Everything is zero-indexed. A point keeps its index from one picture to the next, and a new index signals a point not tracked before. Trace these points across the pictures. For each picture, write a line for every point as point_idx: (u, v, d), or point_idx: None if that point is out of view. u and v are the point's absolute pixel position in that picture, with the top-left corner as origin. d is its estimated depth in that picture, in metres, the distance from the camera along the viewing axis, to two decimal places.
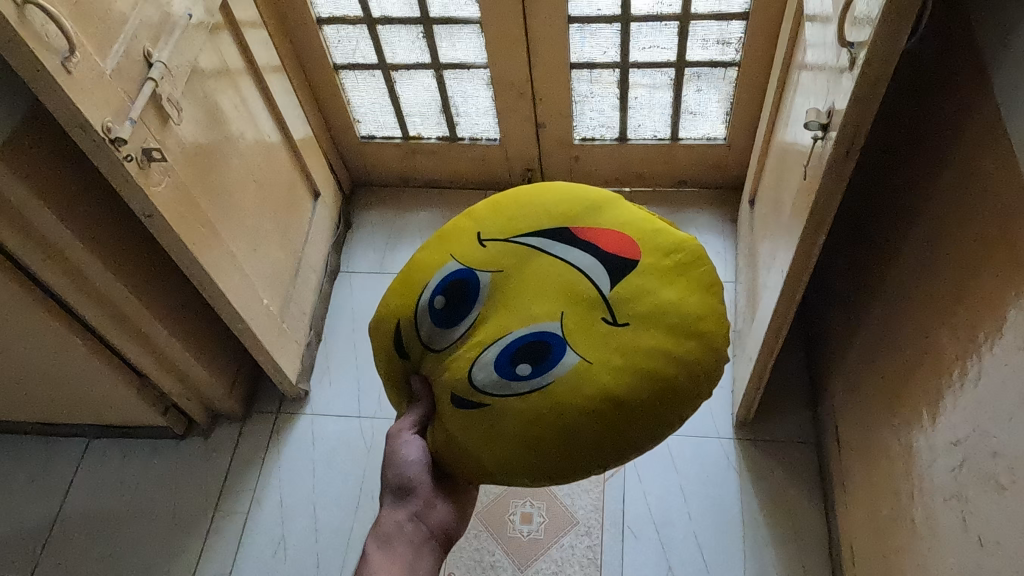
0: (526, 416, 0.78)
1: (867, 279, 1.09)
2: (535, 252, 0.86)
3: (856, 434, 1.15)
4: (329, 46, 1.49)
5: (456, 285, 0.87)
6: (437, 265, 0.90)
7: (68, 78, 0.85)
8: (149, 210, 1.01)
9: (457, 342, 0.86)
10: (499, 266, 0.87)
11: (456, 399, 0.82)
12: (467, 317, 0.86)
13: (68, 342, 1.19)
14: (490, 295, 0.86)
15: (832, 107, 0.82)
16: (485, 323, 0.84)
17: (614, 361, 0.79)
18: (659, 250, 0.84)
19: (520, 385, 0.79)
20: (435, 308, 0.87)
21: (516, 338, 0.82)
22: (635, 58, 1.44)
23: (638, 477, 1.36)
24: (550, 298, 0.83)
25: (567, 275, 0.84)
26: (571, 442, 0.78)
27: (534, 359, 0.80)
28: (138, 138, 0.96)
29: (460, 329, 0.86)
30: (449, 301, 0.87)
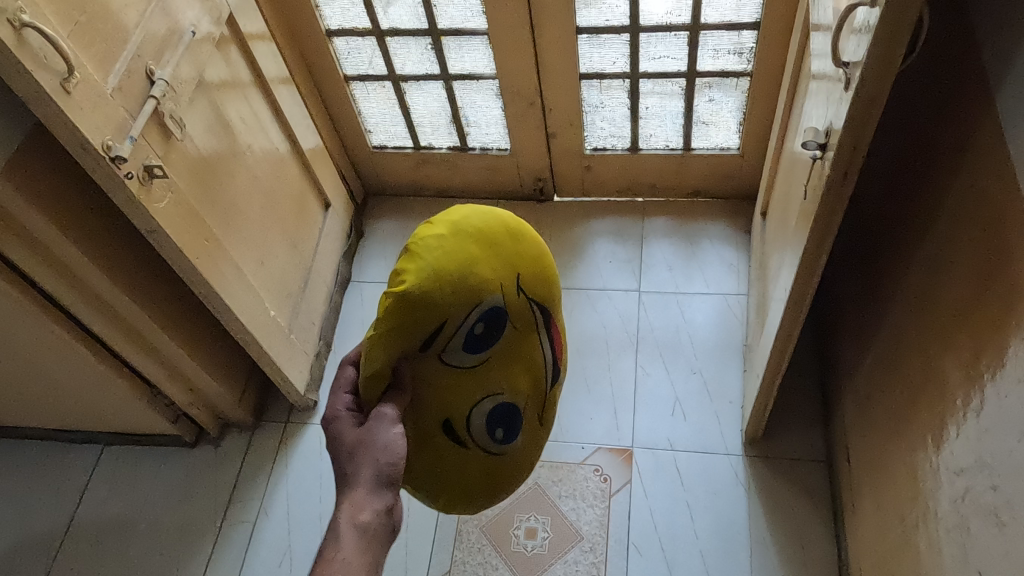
0: (479, 471, 0.90)
1: (876, 298, 1.06)
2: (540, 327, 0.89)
3: (866, 456, 1.13)
4: (339, 58, 1.50)
5: (500, 323, 0.82)
6: (496, 285, 0.80)
7: (67, 98, 0.86)
8: (151, 226, 1.02)
9: (465, 370, 0.84)
10: (519, 323, 0.85)
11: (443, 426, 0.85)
12: (484, 351, 0.83)
13: (78, 353, 1.20)
14: (508, 346, 0.86)
15: (831, 125, 0.80)
16: (493, 375, 0.86)
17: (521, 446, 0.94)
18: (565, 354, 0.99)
19: (490, 446, 0.89)
20: (475, 331, 0.81)
21: (502, 400, 0.87)
22: (645, 68, 1.42)
23: (644, 494, 1.34)
24: (527, 374, 0.90)
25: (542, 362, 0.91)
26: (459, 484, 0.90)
27: (506, 427, 0.89)
28: (140, 155, 0.97)
29: (476, 361, 0.84)
30: (485, 332, 0.82)
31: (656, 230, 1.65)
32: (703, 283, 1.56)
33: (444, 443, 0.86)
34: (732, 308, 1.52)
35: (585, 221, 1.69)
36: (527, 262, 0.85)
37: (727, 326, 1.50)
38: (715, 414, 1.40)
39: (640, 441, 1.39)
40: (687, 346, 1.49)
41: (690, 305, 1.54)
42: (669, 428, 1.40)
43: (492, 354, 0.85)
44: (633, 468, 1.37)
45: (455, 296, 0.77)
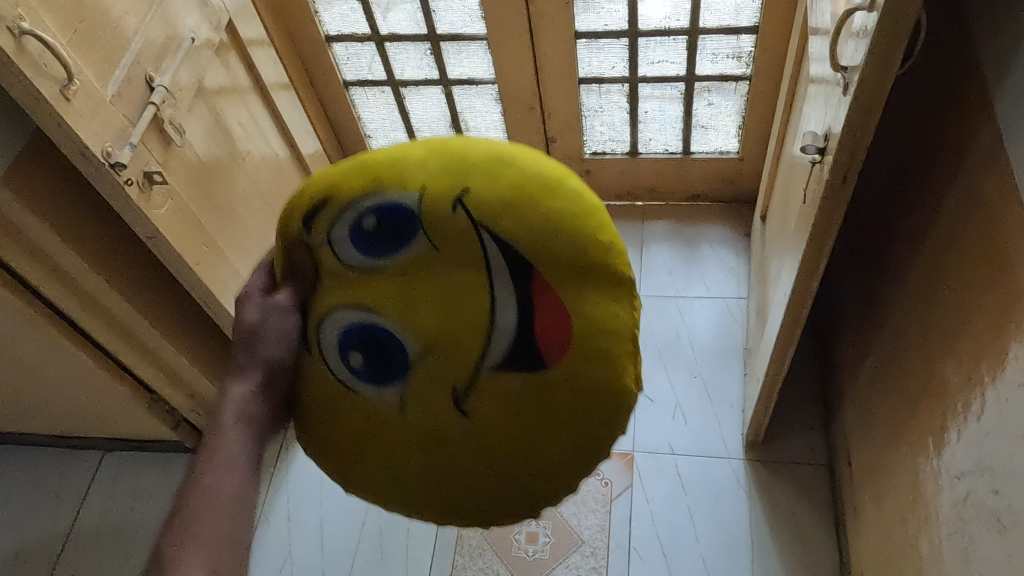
0: (354, 425, 0.77)
1: (876, 301, 1.06)
2: (477, 263, 0.74)
3: (868, 459, 1.12)
4: (338, 63, 1.50)
5: (399, 220, 0.75)
6: (410, 179, 0.75)
7: (67, 106, 0.86)
8: (151, 233, 1.02)
9: (349, 270, 0.76)
10: (441, 246, 0.74)
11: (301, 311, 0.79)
12: (376, 258, 0.76)
13: (78, 360, 1.20)
14: (407, 264, 0.75)
15: (830, 130, 0.80)
16: (376, 287, 0.75)
17: (429, 437, 0.75)
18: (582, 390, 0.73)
19: (342, 366, 0.76)
20: (364, 226, 0.75)
21: (380, 329, 0.75)
22: (644, 72, 1.43)
23: (645, 498, 1.34)
24: (434, 321, 0.74)
25: (474, 324, 0.74)
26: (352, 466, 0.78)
27: (370, 361, 0.75)
28: (139, 162, 0.98)
29: (362, 260, 0.76)
30: (377, 232, 0.75)
31: (656, 234, 1.65)
32: (703, 287, 1.56)
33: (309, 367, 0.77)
34: (732, 311, 1.52)
35: None
36: (480, 175, 0.75)
37: (728, 330, 1.50)
38: (716, 418, 1.40)
39: (641, 445, 1.39)
40: (688, 350, 1.49)
41: (691, 309, 1.54)
42: (670, 432, 1.40)
43: (388, 267, 0.75)
44: (634, 472, 1.37)
45: (357, 177, 0.76)
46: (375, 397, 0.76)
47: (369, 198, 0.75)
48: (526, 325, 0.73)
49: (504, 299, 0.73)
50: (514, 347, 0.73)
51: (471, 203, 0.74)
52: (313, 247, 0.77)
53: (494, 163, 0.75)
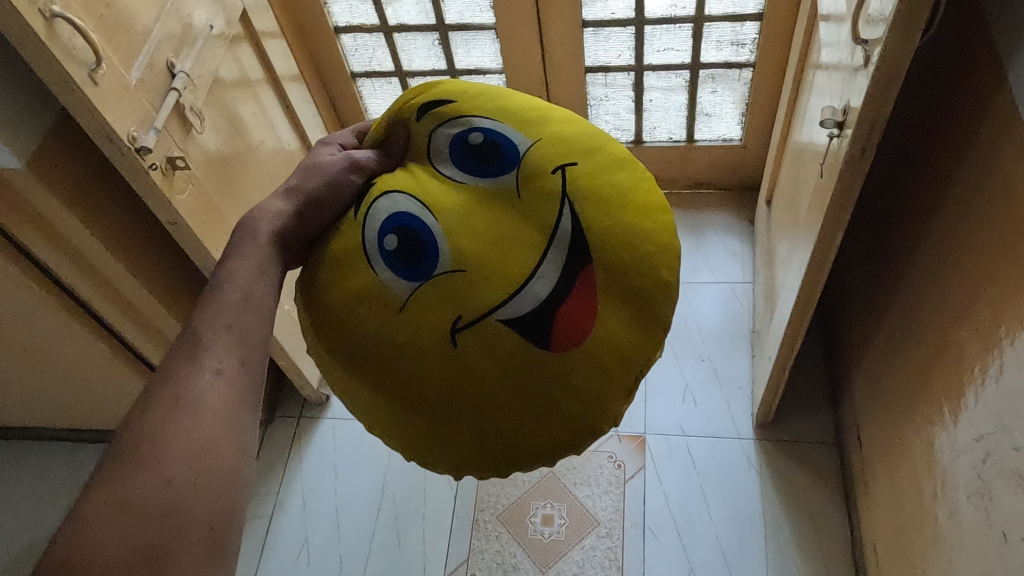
0: (350, 290, 0.68)
1: (886, 277, 1.08)
2: (539, 221, 0.67)
3: (880, 432, 1.15)
4: (346, 55, 1.51)
5: (495, 152, 0.70)
6: (524, 125, 0.71)
7: (95, 90, 0.87)
8: (173, 218, 1.03)
9: (430, 172, 0.71)
10: (521, 195, 0.68)
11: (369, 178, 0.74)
12: (457, 171, 0.70)
13: (96, 349, 1.21)
14: (480, 187, 0.69)
15: (847, 105, 0.82)
16: (442, 193, 0.68)
17: (418, 352, 0.65)
18: (570, 382, 0.64)
19: (370, 238, 0.68)
20: (467, 135, 0.71)
21: (421, 226, 0.67)
22: (649, 61, 1.45)
23: (658, 479, 1.36)
24: (478, 245, 0.66)
25: (510, 271, 0.65)
26: (329, 323, 0.69)
27: (399, 251, 0.67)
28: (163, 147, 0.98)
29: (444, 170, 0.70)
30: (471, 150, 0.70)
31: None
32: (709, 272, 1.58)
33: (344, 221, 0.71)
34: (738, 295, 1.54)
35: None
36: (594, 156, 0.70)
37: (734, 314, 1.52)
38: (725, 400, 1.42)
39: (652, 428, 1.41)
40: (696, 334, 1.51)
41: (697, 294, 1.56)
42: (681, 414, 1.42)
43: (461, 185, 0.69)
44: (647, 454, 1.39)
45: (487, 100, 0.72)
46: (387, 284, 0.67)
47: (488, 120, 0.71)
48: (557, 300, 0.64)
49: (550, 263, 0.66)
50: (534, 315, 0.64)
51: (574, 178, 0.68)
52: (416, 133, 0.73)
53: (613, 163, 0.70)
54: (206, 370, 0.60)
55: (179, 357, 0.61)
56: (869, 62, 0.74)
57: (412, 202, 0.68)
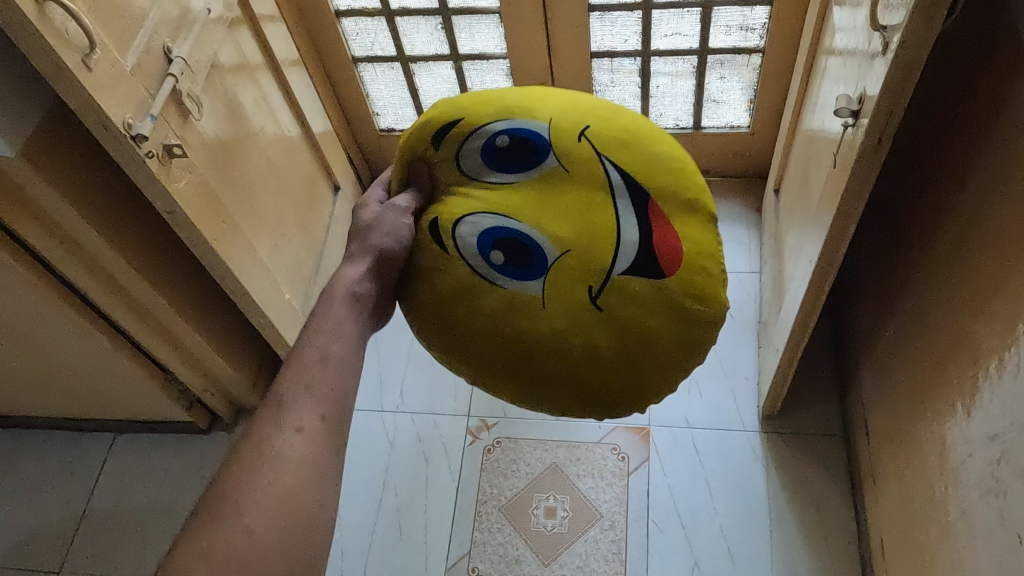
0: (484, 311, 0.85)
1: (899, 269, 1.06)
2: (604, 193, 0.85)
3: (888, 426, 1.13)
4: (347, 39, 1.48)
5: (528, 144, 0.88)
6: (532, 116, 0.89)
7: (89, 75, 0.84)
8: (171, 206, 1.01)
9: (482, 182, 0.88)
10: (570, 169, 0.86)
11: (434, 222, 0.88)
12: (506, 174, 0.88)
13: (94, 339, 1.20)
14: (541, 179, 0.87)
15: (863, 93, 0.79)
16: (511, 196, 0.86)
17: (559, 326, 0.83)
18: (690, 288, 0.84)
19: (478, 262, 0.85)
20: (496, 142, 0.88)
21: (515, 229, 0.84)
22: (656, 46, 1.42)
23: (662, 471, 1.34)
24: (566, 225, 0.84)
25: (602, 236, 0.84)
26: (482, 347, 0.86)
27: (510, 258, 0.84)
28: (160, 134, 0.96)
29: (494, 177, 0.88)
30: (508, 153, 0.88)
31: None
32: None
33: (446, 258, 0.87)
34: (745, 285, 1.52)
35: None
36: (593, 118, 0.90)
37: (741, 304, 1.50)
38: (731, 391, 1.40)
39: (657, 420, 1.40)
40: None
41: None
42: (686, 406, 1.40)
43: (519, 182, 0.87)
44: (651, 446, 1.37)
45: (488, 108, 0.90)
46: (518, 289, 0.84)
47: (503, 123, 0.88)
48: (647, 243, 0.84)
49: (627, 219, 0.84)
50: (635, 259, 0.84)
51: (596, 141, 0.88)
52: (439, 163, 0.91)
53: (612, 112, 0.91)
54: (288, 428, 0.72)
55: (266, 418, 0.73)
56: (887, 49, 0.72)
57: (493, 219, 0.85)
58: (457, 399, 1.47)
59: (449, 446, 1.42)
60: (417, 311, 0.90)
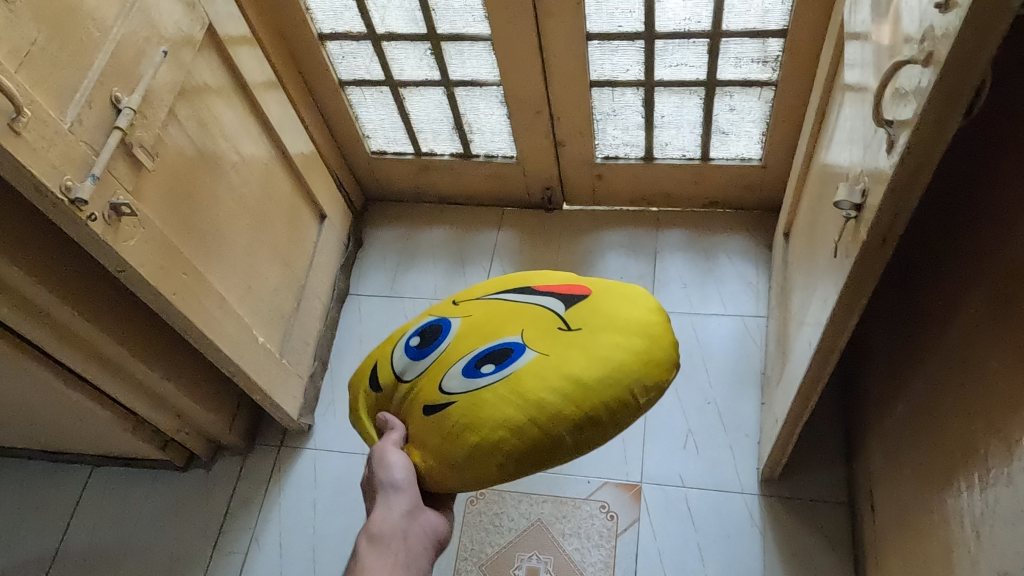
0: (519, 396, 0.76)
1: (911, 347, 0.97)
2: (502, 299, 0.87)
3: (894, 511, 1.05)
4: (333, 62, 1.40)
5: (430, 327, 0.87)
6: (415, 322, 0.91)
7: (17, 140, 0.78)
8: (122, 265, 0.94)
9: (421, 368, 0.84)
10: (470, 309, 0.87)
11: (427, 409, 0.80)
12: (435, 351, 0.84)
13: (55, 388, 1.14)
14: (462, 325, 0.85)
15: (868, 189, 0.69)
16: (456, 338, 0.84)
17: (571, 355, 0.78)
18: (608, 288, 0.85)
19: (480, 387, 0.78)
20: (409, 346, 0.86)
21: (483, 350, 0.81)
22: (661, 76, 1.32)
23: (653, 534, 1.27)
24: (512, 322, 0.82)
25: (532, 307, 0.84)
26: (548, 419, 0.75)
27: (496, 363, 0.79)
28: (105, 192, 0.89)
29: (425, 360, 0.84)
30: (422, 343, 0.86)
31: (670, 243, 1.56)
32: (720, 303, 1.47)
33: (461, 409, 0.78)
34: (750, 331, 1.43)
35: (594, 232, 1.59)
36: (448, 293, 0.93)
37: (745, 350, 1.41)
38: (729, 449, 1.32)
39: (649, 476, 1.32)
40: (702, 372, 1.40)
41: (705, 328, 1.44)
42: (681, 462, 1.32)
43: (455, 327, 0.85)
44: (642, 505, 1.29)
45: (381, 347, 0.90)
46: (522, 365, 0.78)
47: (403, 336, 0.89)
48: (546, 292, 0.86)
49: (526, 294, 0.86)
50: (560, 301, 0.84)
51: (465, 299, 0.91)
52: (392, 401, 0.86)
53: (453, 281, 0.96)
54: None
55: None
56: (893, 146, 0.62)
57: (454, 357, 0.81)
58: None
59: None
60: (488, 466, 0.76)
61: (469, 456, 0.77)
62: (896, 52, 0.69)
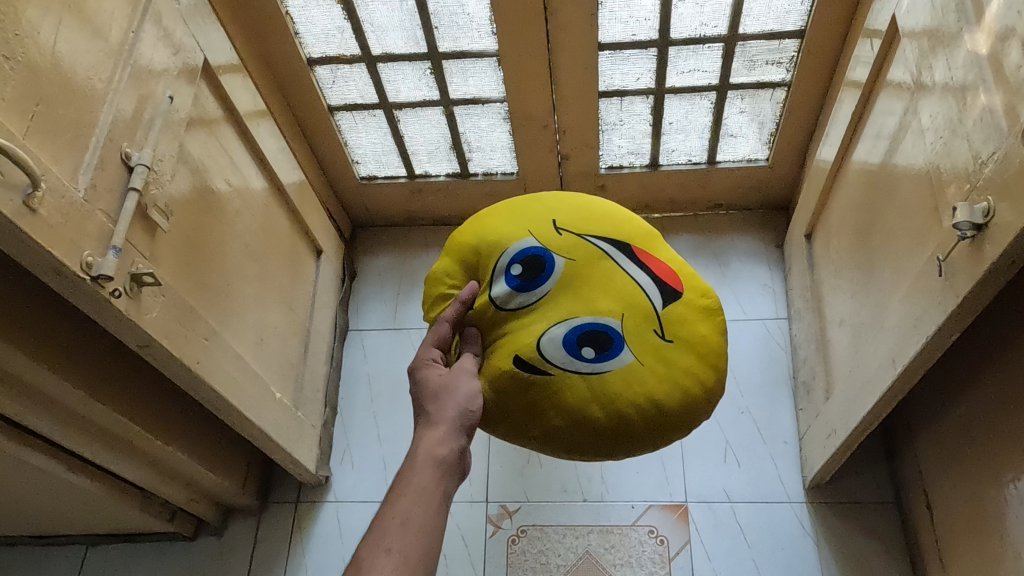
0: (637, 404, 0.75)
1: (991, 352, 0.95)
2: (607, 266, 0.81)
3: (965, 514, 1.04)
4: (322, 88, 1.31)
5: (532, 260, 0.81)
6: (511, 236, 0.83)
7: (34, 218, 0.66)
8: (144, 340, 0.83)
9: (542, 337, 0.77)
10: (551, 297, 0.80)
11: (518, 361, 0.77)
12: (560, 323, 0.78)
13: (56, 475, 1.02)
14: (562, 312, 0.79)
15: (990, 209, 0.66)
16: (564, 312, 0.79)
17: (667, 351, 0.78)
18: (646, 239, 0.85)
19: (560, 355, 0.76)
20: (510, 276, 0.81)
21: (516, 251, 0.82)
22: (672, 83, 1.28)
23: (706, 554, 1.23)
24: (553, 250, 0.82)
25: (566, 244, 0.82)
26: (658, 419, 0.76)
27: (527, 272, 0.81)
28: (124, 263, 0.79)
29: (537, 330, 0.78)
30: (528, 275, 0.80)
31: (680, 250, 1.52)
32: (738, 308, 1.45)
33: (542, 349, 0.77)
34: (773, 334, 1.41)
35: None
36: (514, 233, 0.84)
37: (771, 356, 1.39)
38: (771, 458, 1.30)
39: (693, 495, 1.28)
40: (730, 381, 1.38)
41: (728, 334, 1.42)
42: (723, 476, 1.29)
43: (540, 305, 0.80)
44: (691, 525, 1.25)
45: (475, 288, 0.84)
46: (538, 291, 0.80)
47: (502, 257, 0.82)
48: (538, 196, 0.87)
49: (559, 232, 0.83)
50: (605, 245, 0.82)
51: (576, 227, 0.83)
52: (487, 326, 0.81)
53: (501, 219, 0.86)
54: None
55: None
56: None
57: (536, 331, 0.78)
58: (473, 484, 1.33)
59: (468, 539, 1.28)
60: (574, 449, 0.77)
61: (546, 399, 0.76)
62: (1003, 62, 0.67)
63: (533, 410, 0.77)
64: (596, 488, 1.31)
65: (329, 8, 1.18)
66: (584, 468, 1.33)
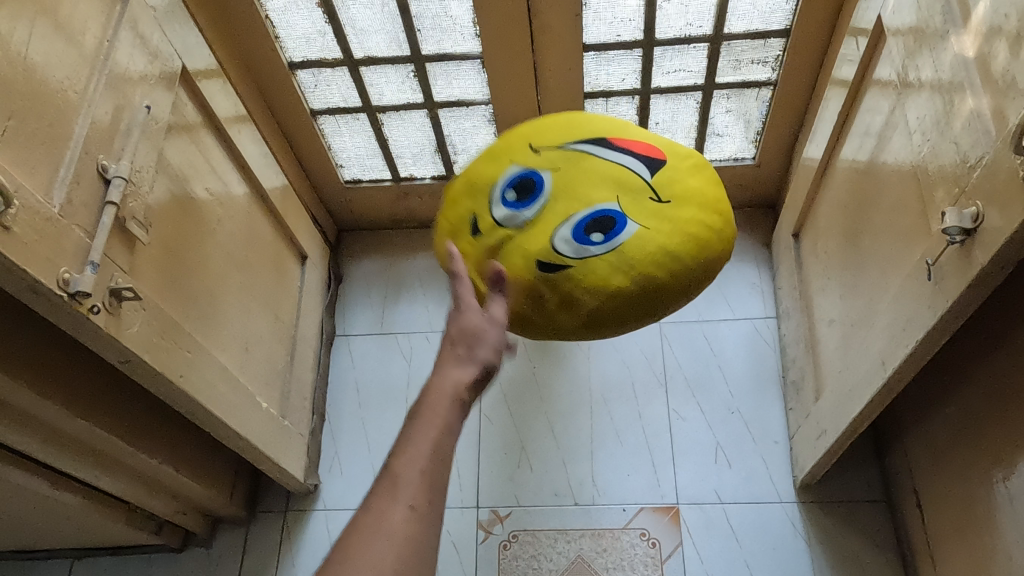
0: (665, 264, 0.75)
1: (981, 353, 0.95)
2: (590, 159, 0.78)
3: (955, 513, 1.04)
4: (304, 92, 1.29)
5: (522, 182, 0.78)
6: (494, 171, 0.80)
7: (7, 236, 0.65)
8: (125, 355, 0.82)
9: (555, 242, 0.75)
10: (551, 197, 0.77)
11: (540, 265, 0.75)
12: (566, 226, 0.75)
13: (38, 492, 1.00)
14: (563, 214, 0.76)
15: (979, 213, 0.65)
16: (567, 208, 0.76)
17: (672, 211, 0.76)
18: (613, 126, 0.82)
19: (572, 247, 0.75)
20: (507, 202, 0.78)
21: (505, 180, 0.79)
22: (658, 83, 1.27)
23: (699, 556, 1.22)
24: (535, 163, 0.79)
25: (547, 155, 0.79)
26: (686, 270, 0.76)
27: (519, 194, 0.78)
28: (103, 278, 0.77)
29: (547, 242, 0.76)
30: (523, 195, 0.78)
31: None
32: (727, 308, 1.44)
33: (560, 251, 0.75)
34: (762, 334, 1.41)
35: None
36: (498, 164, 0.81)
37: (760, 355, 1.39)
38: (762, 458, 1.29)
39: (685, 497, 1.28)
40: (720, 382, 1.37)
41: (718, 334, 1.42)
42: (715, 478, 1.29)
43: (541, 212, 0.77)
44: (683, 527, 1.25)
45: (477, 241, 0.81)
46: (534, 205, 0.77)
47: (493, 189, 0.79)
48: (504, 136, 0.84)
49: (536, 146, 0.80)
50: (581, 142, 0.79)
51: (548, 140, 0.80)
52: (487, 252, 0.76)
53: (477, 166, 0.83)
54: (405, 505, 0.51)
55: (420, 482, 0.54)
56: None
57: (543, 233, 0.76)
58: (463, 490, 1.32)
59: (459, 545, 1.27)
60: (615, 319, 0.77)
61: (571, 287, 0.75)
62: (991, 65, 0.66)
63: (565, 300, 0.76)
64: (588, 492, 1.30)
65: (310, 12, 1.16)
66: (575, 472, 1.32)
